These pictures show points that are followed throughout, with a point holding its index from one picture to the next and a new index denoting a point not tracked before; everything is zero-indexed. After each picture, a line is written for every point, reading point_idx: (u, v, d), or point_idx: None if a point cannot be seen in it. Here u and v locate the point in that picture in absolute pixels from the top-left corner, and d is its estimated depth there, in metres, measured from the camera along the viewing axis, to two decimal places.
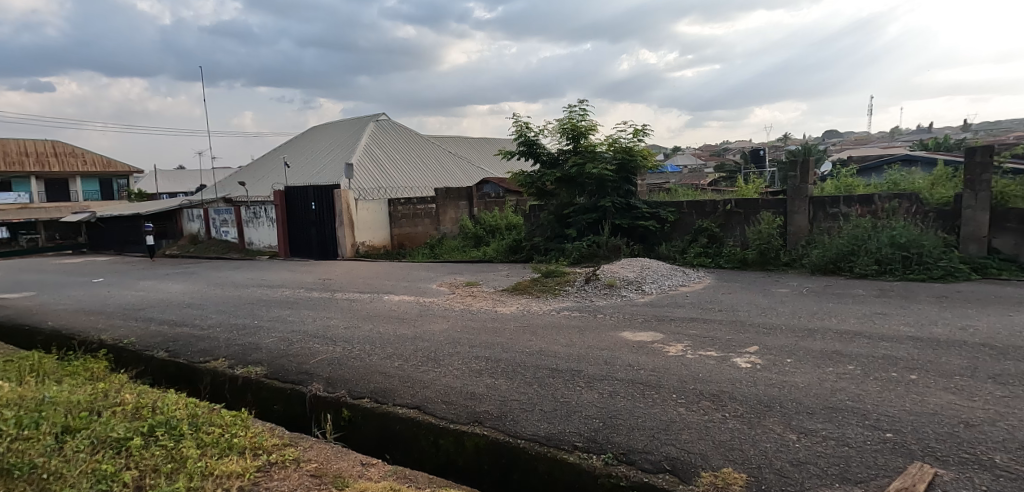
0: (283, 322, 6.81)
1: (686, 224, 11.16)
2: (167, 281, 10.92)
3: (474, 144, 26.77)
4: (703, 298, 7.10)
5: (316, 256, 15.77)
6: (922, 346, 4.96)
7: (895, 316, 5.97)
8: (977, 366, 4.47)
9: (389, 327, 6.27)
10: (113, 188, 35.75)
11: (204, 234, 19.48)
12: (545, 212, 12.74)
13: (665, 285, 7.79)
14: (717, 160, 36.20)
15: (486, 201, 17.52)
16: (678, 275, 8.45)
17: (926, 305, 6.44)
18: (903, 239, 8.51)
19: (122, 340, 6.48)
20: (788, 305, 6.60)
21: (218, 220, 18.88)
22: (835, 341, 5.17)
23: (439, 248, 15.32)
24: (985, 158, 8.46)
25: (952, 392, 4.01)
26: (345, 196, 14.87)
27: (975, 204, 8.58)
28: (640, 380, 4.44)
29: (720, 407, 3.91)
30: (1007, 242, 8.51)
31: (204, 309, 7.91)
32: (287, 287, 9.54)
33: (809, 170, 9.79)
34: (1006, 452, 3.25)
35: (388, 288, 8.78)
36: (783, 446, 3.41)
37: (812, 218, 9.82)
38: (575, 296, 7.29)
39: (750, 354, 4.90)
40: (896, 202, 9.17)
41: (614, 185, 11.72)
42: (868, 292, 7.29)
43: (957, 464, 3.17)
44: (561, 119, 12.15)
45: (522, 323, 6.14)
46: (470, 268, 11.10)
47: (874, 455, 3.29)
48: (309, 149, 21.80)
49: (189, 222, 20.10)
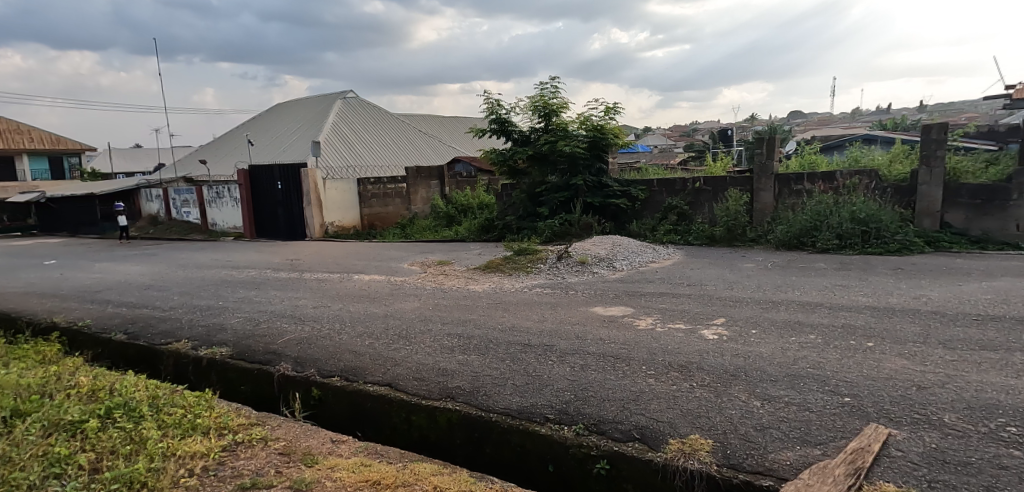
0: (251, 303, 6.72)
1: (656, 202, 11.30)
2: (126, 263, 10.63)
3: (444, 123, 26.51)
4: (672, 274, 7.23)
5: (284, 236, 15.52)
6: (878, 315, 5.15)
7: (854, 288, 6.19)
8: (929, 332, 4.67)
9: (360, 306, 6.25)
10: (63, 167, 34.43)
11: (164, 215, 18.98)
12: (517, 191, 12.75)
13: (635, 262, 7.91)
14: (686, 141, 36.64)
15: (457, 180, 17.37)
16: (647, 251, 8.57)
17: (883, 277, 6.68)
18: (863, 214, 8.76)
19: (77, 323, 6.32)
20: (753, 279, 6.78)
21: (178, 201, 18.41)
22: (797, 312, 5.34)
23: (410, 228, 15.23)
24: (940, 135, 8.70)
25: (906, 358, 4.19)
26: (313, 175, 14.63)
27: (930, 180, 8.89)
28: (611, 353, 4.53)
29: (688, 377, 4.02)
30: (958, 216, 8.84)
31: (167, 290, 7.75)
32: (254, 268, 9.38)
33: (775, 147, 9.97)
34: (954, 412, 3.43)
35: (359, 268, 8.72)
36: (747, 412, 3.53)
37: (777, 195, 10.03)
38: (547, 273, 7.36)
39: (717, 326, 5.03)
40: (856, 178, 9.41)
41: (586, 163, 11.77)
42: (829, 265, 7.52)
43: (908, 424, 3.33)
44: (532, 97, 12.10)
45: (495, 300, 6.19)
46: (441, 248, 11.08)
47: (833, 418, 3.43)
48: (274, 127, 21.33)
49: (148, 203, 19.54)
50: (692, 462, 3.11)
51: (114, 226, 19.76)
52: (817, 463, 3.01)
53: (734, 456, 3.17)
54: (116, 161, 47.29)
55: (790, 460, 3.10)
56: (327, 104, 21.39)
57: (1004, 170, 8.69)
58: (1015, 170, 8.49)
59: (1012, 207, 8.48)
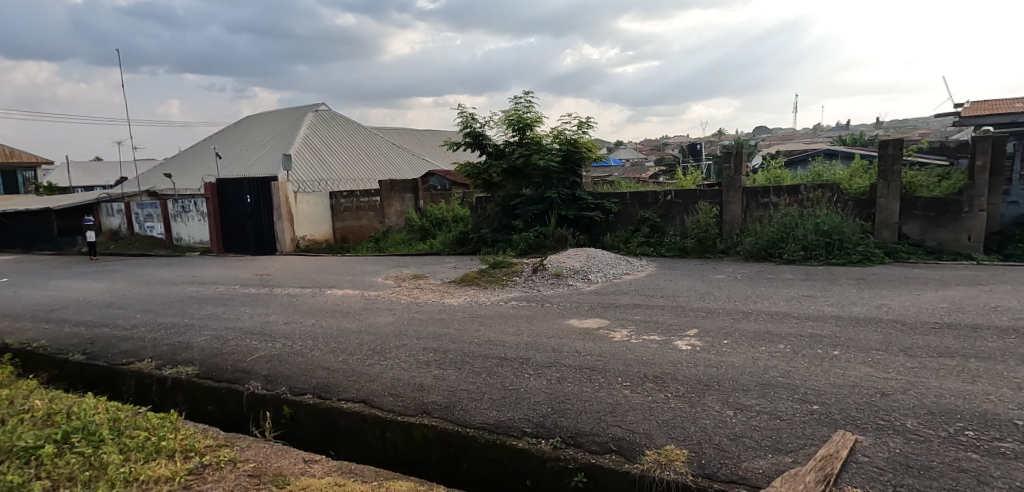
0: (218, 320, 6.58)
1: (628, 215, 11.43)
2: (83, 280, 10.30)
3: (416, 135, 26.47)
4: (646, 286, 7.30)
5: (253, 251, 15.27)
6: (844, 325, 5.28)
7: (821, 298, 6.34)
8: (891, 340, 4.81)
9: (332, 322, 6.17)
10: (17, 181, 33.27)
11: (126, 230, 18.50)
12: (491, 204, 12.78)
13: (609, 274, 7.96)
14: (656, 155, 37.22)
15: (432, 193, 17.54)
16: (621, 264, 8.64)
17: (848, 287, 6.87)
18: (827, 226, 8.99)
19: (31, 344, 6.10)
20: (724, 290, 6.89)
21: (142, 215, 17.99)
22: (767, 323, 5.44)
23: (384, 242, 15.14)
24: (896, 151, 9.02)
25: (870, 366, 4.30)
26: (284, 188, 14.47)
27: (888, 193, 9.16)
28: (586, 365, 4.55)
29: (664, 388, 4.06)
30: (915, 228, 9.15)
31: (130, 308, 7.53)
32: (223, 284, 9.19)
33: (742, 161, 10.20)
34: (917, 417, 3.53)
35: (332, 283, 8.62)
36: (721, 422, 3.58)
37: (745, 207, 10.24)
38: (522, 286, 7.37)
39: (690, 337, 5.10)
40: (820, 192, 9.66)
41: (560, 177, 11.87)
42: (796, 276, 7.69)
43: (874, 430, 3.42)
44: (506, 111, 12.17)
45: (470, 314, 6.17)
46: (416, 261, 11.02)
47: (803, 426, 3.50)
48: (244, 140, 21.04)
49: (109, 219, 19.05)
50: (668, 472, 3.14)
51: (72, 243, 19.17)
52: (789, 471, 3.07)
53: (709, 465, 3.20)
54: (76, 175, 45.89)
55: (762, 468, 3.15)
56: (298, 116, 21.17)
57: (955, 184, 9.05)
58: (965, 183, 8.82)
59: (965, 219, 8.80)
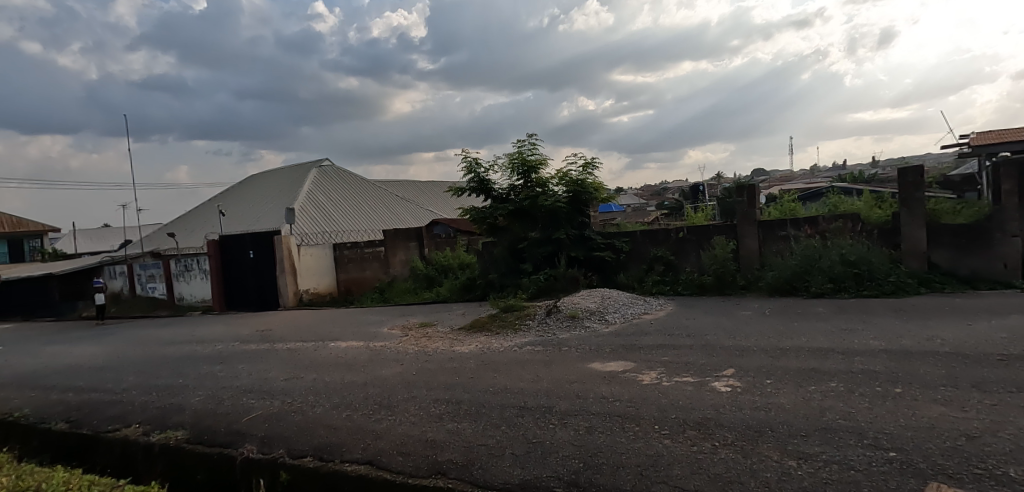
0: (215, 379, 6.31)
1: (640, 253, 11.34)
2: (79, 344, 10.07)
3: (418, 186, 26.61)
4: (667, 325, 7.06)
5: (255, 307, 15.08)
6: (897, 359, 5.02)
7: (863, 331, 6.08)
8: (957, 375, 4.56)
9: (336, 375, 5.92)
10: (22, 250, 33.35)
11: (128, 292, 18.39)
12: (498, 248, 12.61)
13: (628, 314, 7.73)
14: (657, 199, 37.41)
15: (437, 241, 17.49)
16: (639, 303, 8.42)
17: (889, 319, 6.62)
18: (852, 256, 8.81)
19: (14, 413, 5.83)
20: (753, 327, 6.64)
21: (144, 276, 17.90)
22: (811, 359, 5.19)
23: (389, 292, 14.95)
24: (916, 178, 8.97)
25: (943, 404, 4.03)
26: (288, 242, 14.38)
27: (911, 221, 9.07)
28: (617, 413, 4.29)
29: (709, 437, 3.80)
30: (944, 256, 8.99)
31: (123, 371, 7.26)
32: (221, 342, 8.94)
33: (756, 196, 10.10)
34: (1017, 465, 3.24)
35: (336, 335, 8.37)
36: (785, 474, 3.31)
37: (761, 241, 10.12)
38: (537, 330, 7.13)
39: (728, 378, 4.85)
40: (840, 222, 9.59)
41: (568, 217, 11.76)
42: (828, 310, 7.45)
43: (972, 481, 3.12)
44: (510, 155, 12.20)
45: (482, 361, 5.91)
46: (424, 310, 10.79)
47: (885, 478, 3.21)
48: (247, 197, 21.12)
49: (112, 281, 18.99)
50: None
51: (72, 307, 19.01)
52: None
53: None
54: (80, 242, 46.17)
55: None
56: (302, 172, 21.32)
57: (981, 209, 8.86)
58: (992, 208, 8.72)
59: (996, 244, 8.66)
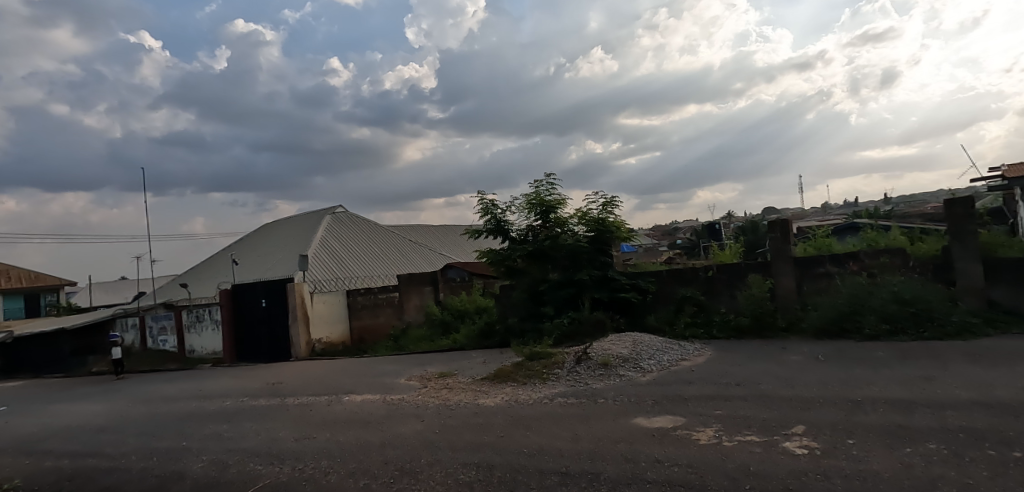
0: (218, 440, 6.04)
1: (667, 294, 11.13)
2: (84, 402, 9.85)
3: (432, 231, 26.53)
4: (711, 373, 6.67)
5: (265, 358, 14.85)
6: (999, 414, 4.52)
7: (943, 379, 5.64)
8: None
9: (351, 434, 5.63)
10: (39, 304, 33.50)
11: (139, 345, 18.26)
12: (516, 291, 12.37)
13: (665, 361, 7.38)
14: (673, 239, 37.13)
15: (451, 285, 17.14)
16: (673, 348, 8.08)
17: (965, 365, 6.19)
18: (909, 294, 8.40)
19: (5, 483, 5.55)
20: (811, 374, 6.25)
21: (155, 329, 17.80)
22: (892, 414, 4.71)
23: (404, 339, 14.58)
24: (967, 210, 8.66)
25: None
26: (300, 288, 14.23)
27: (965, 256, 8.73)
28: (678, 481, 3.82)
29: None
30: (1005, 293, 8.57)
31: (126, 432, 6.98)
32: (230, 397, 8.65)
33: (789, 232, 9.93)
34: None
35: (353, 388, 8.04)
36: None
37: (798, 279, 9.82)
38: (567, 380, 6.80)
39: (801, 437, 4.38)
40: (885, 258, 9.29)
41: (589, 257, 11.65)
42: (889, 354, 7.05)
43: None
44: (528, 195, 12.14)
45: (511, 417, 5.58)
46: (443, 358, 10.46)
47: None
48: (261, 246, 21.10)
49: (123, 334, 18.93)
50: None
51: (82, 361, 18.92)
52: None
53: None
54: (96, 295, 46.47)
55: None
56: (315, 219, 21.36)
57: None
58: None
59: None
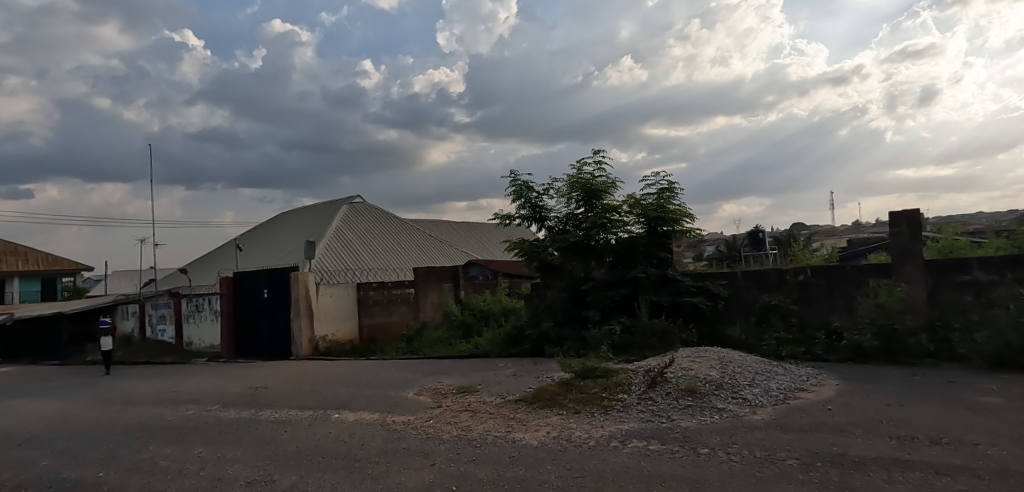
0: (145, 475, 4.80)
1: (742, 300, 10.13)
2: (42, 400, 8.92)
3: (452, 227, 25.71)
4: (863, 416, 5.29)
5: (265, 356, 14.12)
6: None
7: None
8: None
9: (328, 477, 4.48)
10: (56, 287, 33.48)
11: (138, 334, 17.94)
12: (553, 291, 11.55)
13: (777, 391, 6.20)
14: (701, 249, 36.03)
15: (474, 283, 16.69)
16: (781, 374, 6.88)
17: None
18: None
19: None
20: None
21: (155, 317, 17.36)
22: None
23: (417, 342, 13.71)
24: None
25: None
26: (305, 279, 13.35)
27: None
28: None
29: None
30: None
31: (46, 448, 5.85)
32: (198, 405, 7.78)
33: (918, 227, 8.61)
34: None
35: (347, 404, 7.06)
36: None
37: (933, 288, 8.49)
38: (640, 410, 5.75)
39: None
40: None
41: (646, 253, 10.77)
42: None
43: None
44: (571, 177, 11.37)
45: (565, 469, 4.34)
46: (467, 367, 9.47)
47: None
48: (272, 235, 20.42)
49: (125, 321, 18.74)
50: None
51: (81, 349, 18.76)
52: None
53: None
54: (115, 283, 46.74)
55: None
56: (333, 208, 20.60)
57: None
58: None
59: None
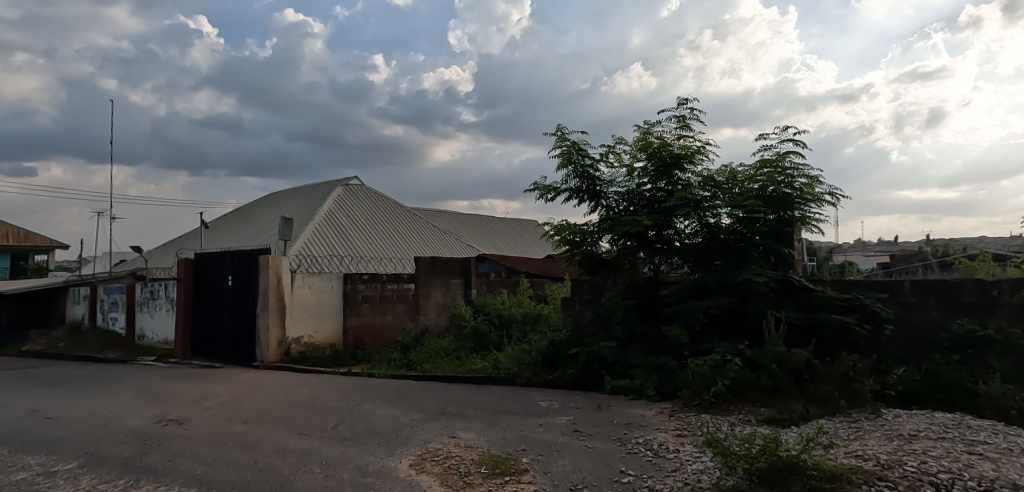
0: None
1: (914, 328, 8.32)
2: None
3: (457, 219, 24.24)
4: None
5: (225, 358, 12.77)
6: None
7: None
8: None
9: None
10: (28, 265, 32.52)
11: (86, 321, 17.02)
12: (609, 293, 10.16)
13: None
14: None
15: (489, 281, 15.42)
16: None
17: None
18: None
19: None
20: None
21: (106, 304, 16.31)
22: None
23: (413, 352, 12.28)
24: None
25: None
26: (278, 265, 11.99)
27: None
28: None
29: None
30: None
31: None
32: (57, 460, 6.44)
33: None
34: None
35: (287, 483, 5.53)
36: None
37: None
38: None
39: None
40: None
41: (762, 254, 9.18)
42: None
43: None
44: (641, 140, 10.12)
45: None
46: (490, 405, 8.10)
47: None
48: (252, 217, 19.01)
49: (76, 306, 18.02)
50: None
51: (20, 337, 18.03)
52: None
53: None
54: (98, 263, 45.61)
55: None
56: (326, 189, 19.17)
57: None
58: None
59: None
